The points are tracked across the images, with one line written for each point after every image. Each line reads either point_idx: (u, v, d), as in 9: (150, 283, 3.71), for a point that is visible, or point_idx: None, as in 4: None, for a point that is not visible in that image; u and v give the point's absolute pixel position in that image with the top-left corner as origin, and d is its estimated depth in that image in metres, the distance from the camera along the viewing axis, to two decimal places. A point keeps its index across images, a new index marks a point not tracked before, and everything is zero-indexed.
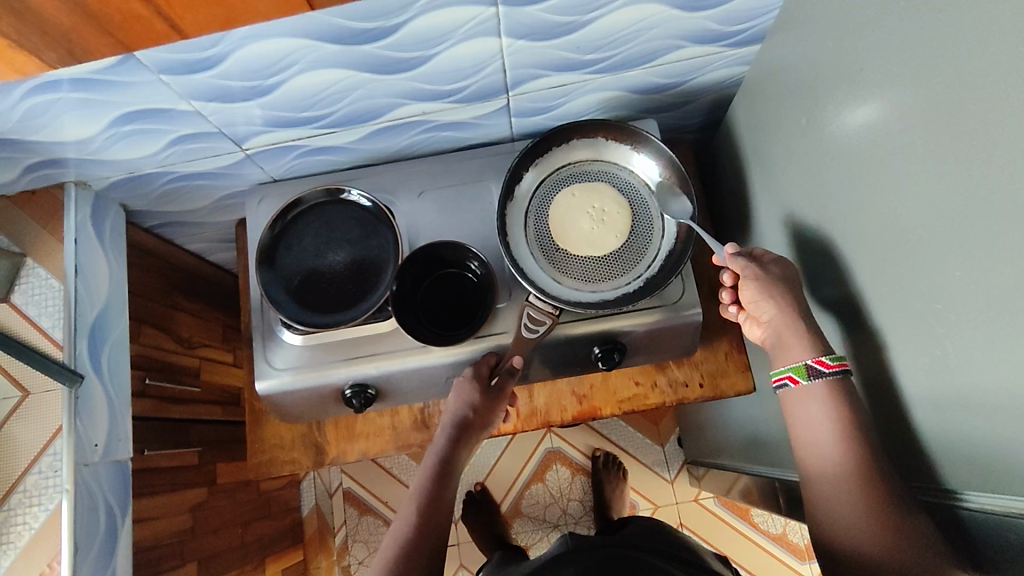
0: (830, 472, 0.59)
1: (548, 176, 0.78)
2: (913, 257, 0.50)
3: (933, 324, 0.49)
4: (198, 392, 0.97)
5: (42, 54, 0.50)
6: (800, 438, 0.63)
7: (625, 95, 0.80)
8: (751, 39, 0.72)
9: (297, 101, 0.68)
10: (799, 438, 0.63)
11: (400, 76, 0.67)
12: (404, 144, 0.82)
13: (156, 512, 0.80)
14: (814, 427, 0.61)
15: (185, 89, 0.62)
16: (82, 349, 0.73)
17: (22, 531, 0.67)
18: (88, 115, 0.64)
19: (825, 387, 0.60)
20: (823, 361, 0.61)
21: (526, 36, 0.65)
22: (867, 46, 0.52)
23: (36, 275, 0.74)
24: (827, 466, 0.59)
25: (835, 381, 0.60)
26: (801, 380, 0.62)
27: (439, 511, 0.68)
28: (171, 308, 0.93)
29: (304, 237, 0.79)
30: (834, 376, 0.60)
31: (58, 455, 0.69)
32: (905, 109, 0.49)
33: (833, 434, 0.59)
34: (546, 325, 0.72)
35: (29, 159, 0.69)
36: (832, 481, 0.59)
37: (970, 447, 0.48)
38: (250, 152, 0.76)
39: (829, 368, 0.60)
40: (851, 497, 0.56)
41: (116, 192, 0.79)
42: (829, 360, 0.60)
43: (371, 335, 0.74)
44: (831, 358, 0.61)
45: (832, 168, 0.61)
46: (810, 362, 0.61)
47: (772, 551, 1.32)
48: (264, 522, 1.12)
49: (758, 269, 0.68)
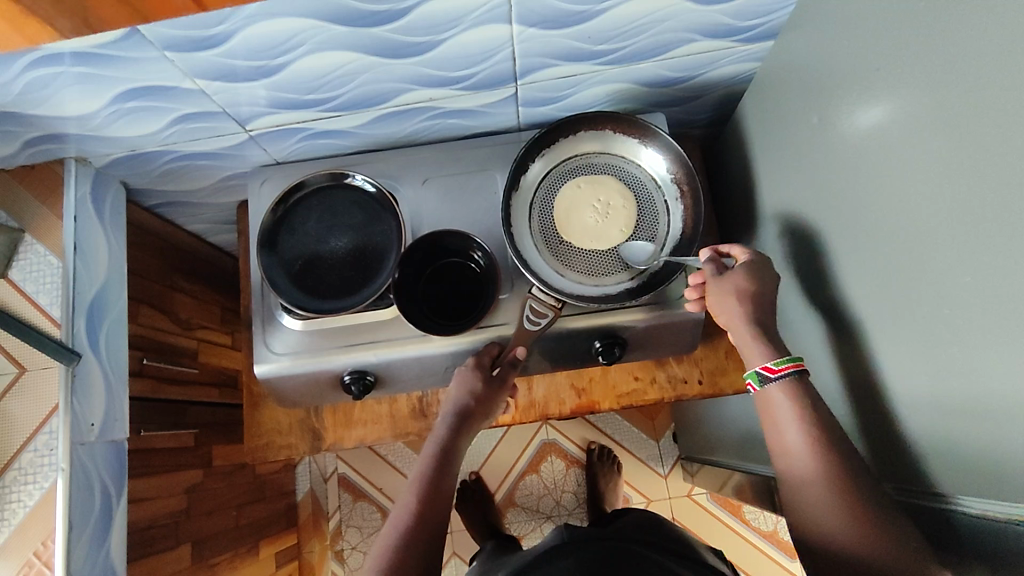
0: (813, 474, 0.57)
1: (555, 166, 0.77)
2: (923, 260, 0.49)
3: (939, 329, 0.48)
4: (196, 373, 0.97)
5: (47, 21, 0.48)
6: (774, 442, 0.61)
7: (634, 88, 0.80)
8: (763, 36, 0.71)
9: (303, 82, 0.67)
10: (768, 436, 0.61)
11: (409, 60, 0.66)
12: (409, 131, 0.81)
13: (150, 493, 0.80)
14: (782, 424, 0.60)
15: (189, 66, 0.61)
16: (80, 327, 0.72)
17: (16, 509, 0.66)
18: (91, 89, 0.62)
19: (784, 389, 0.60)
20: (770, 366, 0.61)
21: (537, 25, 0.64)
22: (884, 46, 0.52)
23: (34, 252, 0.73)
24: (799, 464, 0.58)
25: (788, 382, 0.60)
26: (756, 388, 0.63)
27: (441, 496, 0.65)
28: (170, 288, 0.93)
29: (306, 221, 0.78)
30: (784, 379, 0.61)
31: (54, 433, 0.68)
32: (920, 109, 0.48)
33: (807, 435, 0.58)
34: (548, 317, 0.71)
35: (28, 133, 0.68)
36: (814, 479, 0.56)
37: (966, 452, 0.47)
38: (254, 133, 0.75)
39: (776, 373, 0.61)
40: (839, 499, 0.54)
41: (117, 169, 0.78)
42: (775, 366, 0.61)
43: (372, 323, 0.74)
44: (777, 363, 0.61)
45: (839, 170, 0.60)
46: (760, 369, 0.62)
47: (761, 548, 1.33)
48: (258, 505, 1.12)
49: (722, 274, 0.67)
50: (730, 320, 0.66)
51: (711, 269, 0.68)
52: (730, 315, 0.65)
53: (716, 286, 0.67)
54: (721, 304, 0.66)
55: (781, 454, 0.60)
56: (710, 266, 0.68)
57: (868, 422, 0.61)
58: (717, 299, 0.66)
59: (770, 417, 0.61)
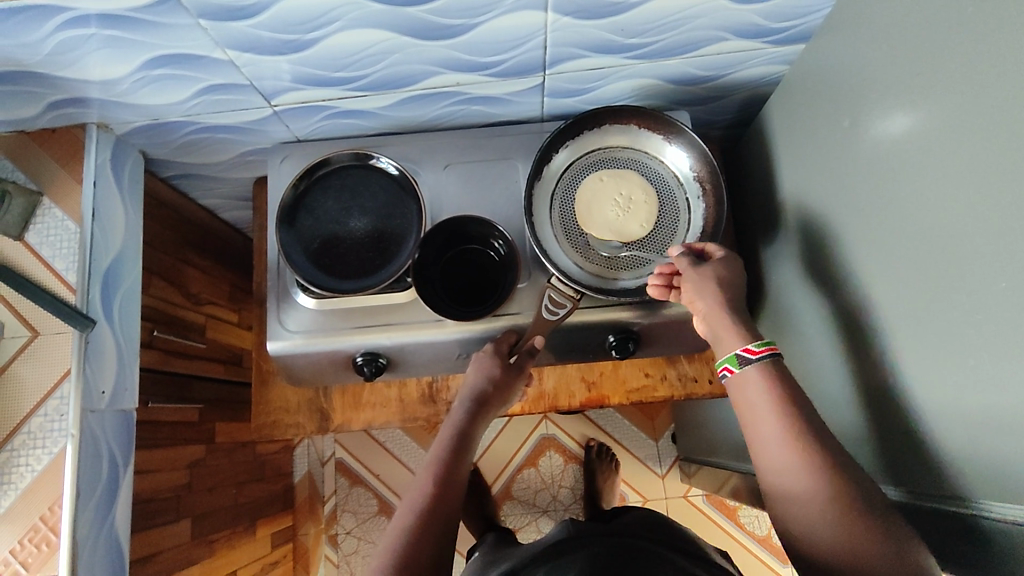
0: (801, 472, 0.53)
1: (578, 158, 0.77)
2: (954, 265, 0.48)
3: (967, 335, 0.48)
4: (203, 349, 0.97)
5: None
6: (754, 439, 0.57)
7: (660, 85, 0.80)
8: (794, 38, 0.71)
9: (333, 59, 0.66)
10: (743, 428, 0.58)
11: (441, 43, 0.66)
12: (433, 115, 0.81)
13: (155, 465, 0.79)
14: (762, 418, 0.56)
15: (222, 36, 0.61)
16: (95, 294, 0.72)
17: (24, 473, 0.66)
18: (119, 54, 0.62)
19: (759, 373, 0.58)
20: (750, 348, 0.59)
21: (572, 14, 0.63)
22: (922, 52, 0.51)
23: (52, 215, 0.73)
24: (774, 456, 0.55)
25: (767, 364, 0.58)
26: (733, 371, 0.60)
27: (455, 482, 0.65)
28: (181, 261, 0.92)
29: (326, 200, 0.78)
30: (764, 360, 0.58)
31: (65, 399, 0.67)
32: (960, 113, 0.47)
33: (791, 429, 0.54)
34: (566, 308, 0.70)
35: (52, 96, 0.67)
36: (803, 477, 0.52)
37: (986, 463, 0.47)
38: (278, 109, 0.75)
39: (757, 354, 0.59)
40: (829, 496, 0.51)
41: (137, 138, 0.78)
42: (755, 347, 0.59)
43: (387, 306, 0.74)
44: (756, 345, 0.59)
45: (865, 176, 0.60)
46: (740, 351, 0.60)
47: (755, 552, 1.33)
48: (257, 485, 1.11)
49: (700, 262, 0.66)
50: (705, 307, 0.64)
51: (684, 263, 0.66)
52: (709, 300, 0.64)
53: (694, 273, 0.65)
54: (696, 290, 0.65)
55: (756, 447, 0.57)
56: (683, 261, 0.67)
57: (880, 429, 0.61)
58: (694, 284, 0.65)
59: (750, 413, 0.58)
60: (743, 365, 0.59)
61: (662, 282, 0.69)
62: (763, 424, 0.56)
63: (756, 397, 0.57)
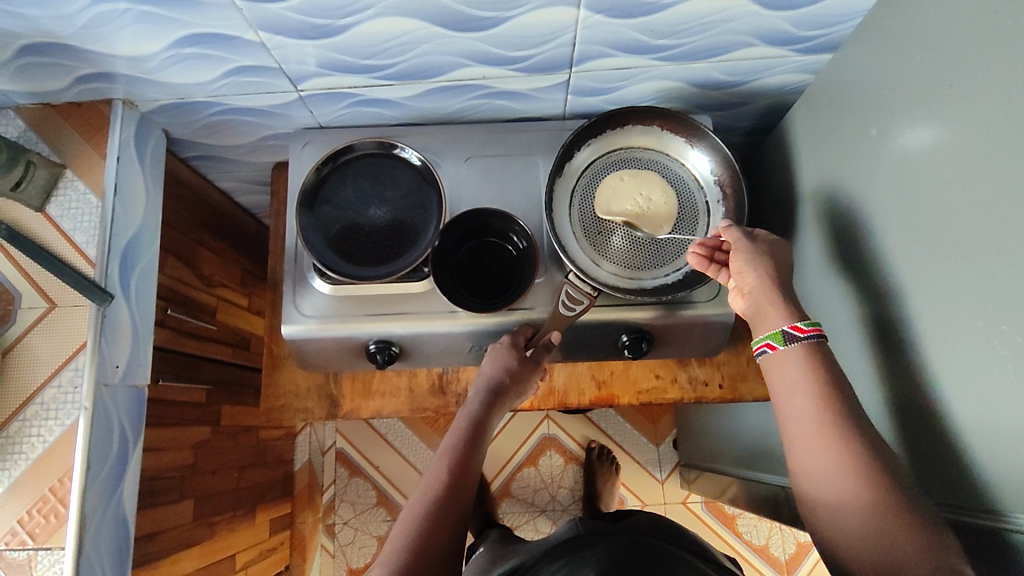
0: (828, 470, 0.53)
1: (601, 156, 0.78)
2: (983, 276, 0.49)
3: (995, 345, 0.48)
4: (212, 330, 0.97)
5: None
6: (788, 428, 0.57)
7: (685, 88, 0.80)
8: (822, 46, 0.72)
9: (363, 46, 0.66)
10: (775, 412, 0.59)
11: (471, 35, 0.66)
12: (457, 107, 0.81)
13: (162, 444, 0.79)
14: (795, 410, 0.57)
15: (256, 17, 0.61)
16: (113, 269, 0.72)
17: (35, 443, 0.66)
18: (151, 31, 0.62)
19: (802, 353, 0.58)
20: (798, 326, 0.59)
21: (604, 12, 0.64)
22: (953, 62, 0.51)
23: (74, 189, 0.72)
24: (807, 452, 0.55)
25: (812, 344, 0.58)
26: (776, 347, 0.60)
27: (470, 472, 0.65)
28: (196, 242, 0.92)
29: (347, 187, 0.78)
30: (811, 339, 0.59)
31: (80, 371, 0.67)
32: (992, 125, 0.47)
33: (816, 425, 0.55)
34: (583, 305, 0.71)
35: (81, 69, 0.68)
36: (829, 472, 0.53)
37: (1014, 475, 0.47)
38: (304, 94, 0.75)
39: (804, 333, 0.59)
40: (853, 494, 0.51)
41: (161, 116, 0.78)
42: (804, 326, 0.59)
43: (403, 294, 0.74)
44: (805, 324, 0.59)
45: (892, 184, 0.60)
46: (786, 328, 0.60)
47: (752, 561, 1.33)
48: (258, 470, 1.11)
49: (755, 238, 0.66)
50: (756, 280, 0.63)
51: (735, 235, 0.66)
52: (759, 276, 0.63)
53: (749, 246, 0.65)
54: (748, 262, 0.64)
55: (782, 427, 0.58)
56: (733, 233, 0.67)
57: (904, 437, 0.61)
58: (748, 256, 0.64)
59: (783, 403, 0.58)
60: (786, 342, 0.59)
61: (703, 253, 0.69)
62: (792, 405, 0.57)
63: (788, 376, 0.58)
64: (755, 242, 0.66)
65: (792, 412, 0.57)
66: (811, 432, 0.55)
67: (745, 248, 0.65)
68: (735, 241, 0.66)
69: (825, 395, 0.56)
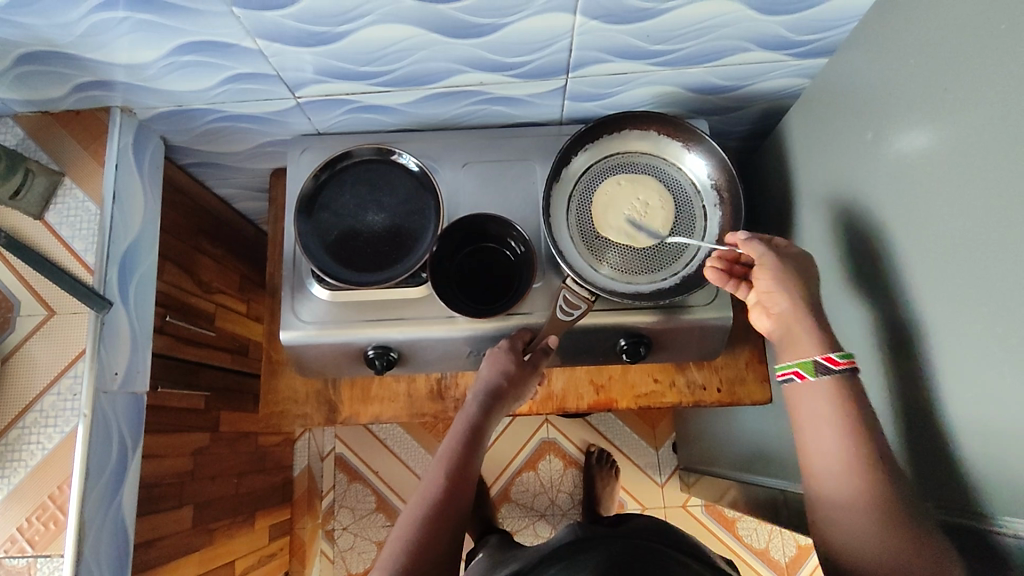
0: (838, 477, 0.55)
1: (597, 162, 0.78)
2: (979, 279, 0.49)
3: (991, 349, 0.48)
4: (211, 337, 0.97)
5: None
6: (802, 431, 0.59)
7: (682, 93, 0.80)
8: (817, 51, 0.72)
9: (361, 53, 0.67)
10: (790, 413, 0.61)
11: (468, 41, 0.66)
12: (455, 113, 0.81)
13: (161, 450, 0.79)
14: (813, 418, 0.58)
15: (254, 25, 0.61)
16: (112, 276, 0.72)
17: (34, 451, 0.66)
18: (149, 39, 0.62)
19: (831, 381, 0.58)
20: (831, 357, 0.58)
21: (600, 18, 0.64)
22: (948, 67, 0.52)
23: (72, 196, 0.73)
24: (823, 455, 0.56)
25: (844, 377, 0.58)
26: (807, 376, 0.59)
27: (468, 476, 0.65)
28: (194, 249, 0.92)
29: (345, 193, 0.78)
30: (844, 372, 0.58)
31: (79, 378, 0.67)
32: (985, 132, 0.48)
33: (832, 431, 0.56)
34: (580, 310, 0.71)
35: (79, 77, 0.68)
36: (842, 479, 0.55)
37: (1010, 478, 0.48)
38: (302, 101, 0.75)
39: (837, 365, 0.58)
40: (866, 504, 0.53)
41: (159, 124, 0.78)
42: (838, 357, 0.58)
43: (401, 300, 0.75)
44: (839, 355, 0.58)
45: (889, 188, 0.60)
46: (819, 358, 0.58)
47: (752, 565, 1.33)
48: (257, 476, 1.11)
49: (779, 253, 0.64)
50: (786, 303, 0.62)
51: (758, 252, 0.64)
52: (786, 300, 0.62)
53: (776, 265, 0.63)
54: (777, 285, 0.62)
55: (804, 456, 0.58)
56: (755, 250, 0.64)
57: (902, 440, 0.61)
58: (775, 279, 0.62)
59: (801, 409, 0.59)
60: (817, 373, 0.58)
61: (721, 269, 0.69)
62: (817, 436, 0.57)
63: (813, 409, 0.58)
64: (779, 255, 0.63)
65: (816, 443, 0.57)
66: (837, 463, 0.55)
67: (773, 267, 0.63)
68: (760, 259, 0.64)
69: (838, 402, 0.57)
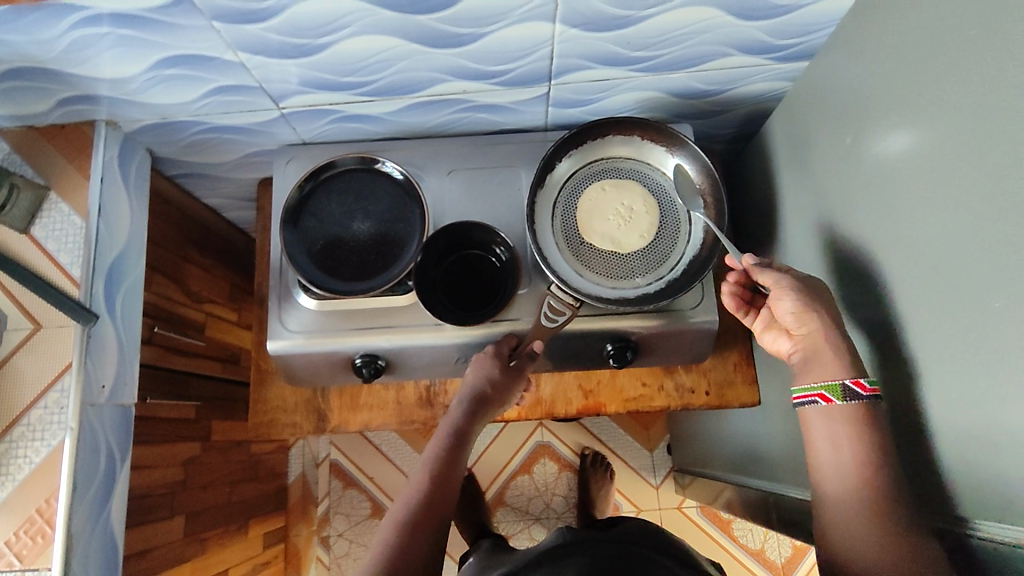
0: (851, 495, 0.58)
1: (581, 168, 0.78)
2: (952, 284, 0.50)
3: (964, 351, 0.49)
4: (201, 347, 0.97)
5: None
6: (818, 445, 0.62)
7: (665, 98, 0.81)
8: (797, 55, 0.72)
9: (342, 64, 0.67)
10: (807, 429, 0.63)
11: (448, 51, 0.67)
12: (439, 121, 0.81)
13: (150, 461, 0.79)
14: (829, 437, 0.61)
15: (234, 38, 0.62)
16: (98, 289, 0.73)
17: (22, 465, 0.66)
18: (131, 54, 0.63)
19: (858, 409, 0.59)
20: (861, 383, 0.58)
21: (579, 26, 0.64)
22: (925, 72, 0.52)
23: (58, 210, 0.73)
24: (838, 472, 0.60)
25: (870, 404, 0.58)
26: (832, 399, 0.60)
27: (449, 483, 0.68)
28: (183, 259, 0.92)
29: (330, 202, 0.79)
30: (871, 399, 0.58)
31: (66, 392, 0.68)
32: (959, 137, 0.48)
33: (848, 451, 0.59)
34: (566, 316, 0.71)
35: (63, 92, 0.68)
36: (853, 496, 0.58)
37: (984, 480, 0.48)
38: (286, 111, 0.76)
39: (865, 392, 0.58)
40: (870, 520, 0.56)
41: (145, 136, 0.78)
42: (866, 383, 0.58)
43: (387, 308, 0.75)
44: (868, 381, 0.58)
45: (869, 192, 0.61)
46: (847, 383, 0.59)
47: (748, 565, 1.33)
48: (250, 484, 1.11)
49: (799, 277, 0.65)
50: (807, 326, 0.63)
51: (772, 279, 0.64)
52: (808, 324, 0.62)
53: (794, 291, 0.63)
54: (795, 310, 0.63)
55: (822, 475, 0.61)
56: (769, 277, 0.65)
57: None
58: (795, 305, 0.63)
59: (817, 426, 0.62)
60: (843, 398, 0.59)
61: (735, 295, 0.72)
62: (836, 457, 0.60)
63: (833, 432, 0.60)
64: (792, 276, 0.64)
65: (834, 464, 0.60)
66: (851, 483, 0.58)
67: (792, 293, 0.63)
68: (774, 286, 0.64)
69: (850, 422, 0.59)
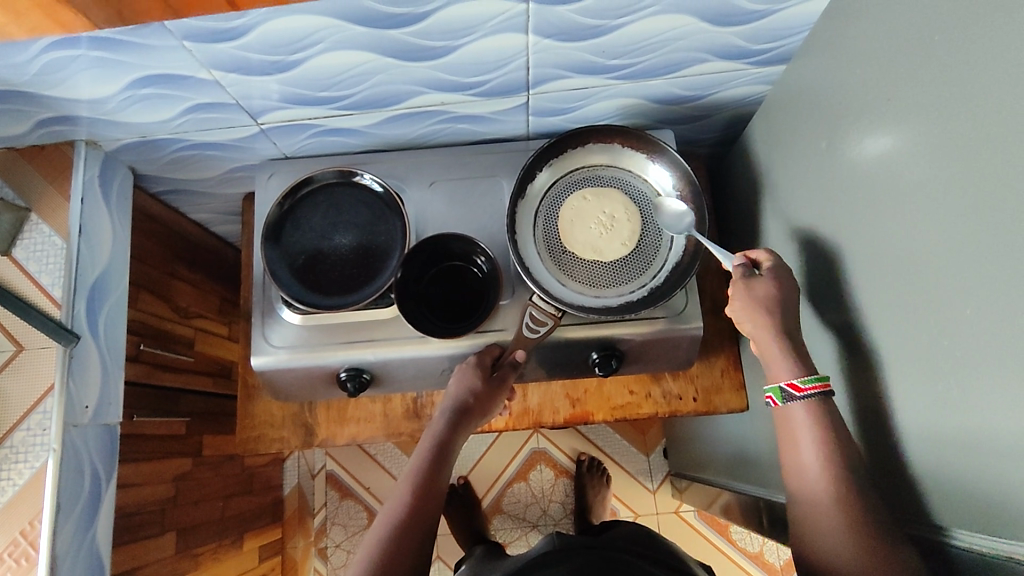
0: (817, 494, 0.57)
1: (561, 177, 0.78)
2: (925, 290, 0.49)
3: (937, 358, 0.48)
4: (190, 362, 0.97)
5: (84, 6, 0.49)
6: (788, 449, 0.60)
7: (645, 104, 0.80)
8: (775, 59, 0.72)
9: (317, 79, 0.67)
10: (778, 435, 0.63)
11: (423, 64, 0.66)
12: (420, 133, 0.81)
13: (139, 478, 0.79)
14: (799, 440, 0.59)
15: (207, 57, 0.62)
16: (79, 309, 0.73)
17: (5, 487, 0.66)
18: (105, 74, 0.63)
19: (805, 409, 0.60)
20: (796, 384, 0.60)
21: (553, 36, 0.64)
22: (895, 76, 0.52)
23: (39, 232, 0.74)
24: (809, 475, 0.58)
25: (812, 403, 0.59)
26: (777, 402, 0.62)
27: (432, 493, 0.67)
28: (170, 275, 0.93)
29: (312, 217, 0.79)
30: (810, 399, 0.60)
31: (48, 414, 0.68)
32: (929, 140, 0.48)
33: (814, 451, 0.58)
34: (547, 326, 0.71)
35: (40, 114, 0.68)
36: (820, 498, 0.56)
37: (961, 488, 0.47)
38: (265, 127, 0.76)
39: (802, 391, 0.60)
40: (837, 521, 0.54)
41: (126, 154, 0.78)
42: (801, 384, 0.60)
43: (370, 321, 0.75)
44: (805, 382, 0.60)
45: (844, 196, 0.60)
46: (785, 385, 0.61)
47: (747, 569, 1.33)
48: (244, 498, 1.11)
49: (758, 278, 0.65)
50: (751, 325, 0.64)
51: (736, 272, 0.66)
52: (761, 327, 0.64)
53: (746, 291, 0.65)
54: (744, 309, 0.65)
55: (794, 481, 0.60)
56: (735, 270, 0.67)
57: (863, 448, 0.61)
58: (748, 309, 0.65)
59: (787, 430, 0.61)
60: (786, 400, 0.61)
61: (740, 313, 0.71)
62: (804, 464, 0.59)
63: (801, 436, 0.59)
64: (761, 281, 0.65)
65: (803, 468, 0.59)
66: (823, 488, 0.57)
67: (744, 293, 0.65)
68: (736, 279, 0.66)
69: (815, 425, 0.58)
